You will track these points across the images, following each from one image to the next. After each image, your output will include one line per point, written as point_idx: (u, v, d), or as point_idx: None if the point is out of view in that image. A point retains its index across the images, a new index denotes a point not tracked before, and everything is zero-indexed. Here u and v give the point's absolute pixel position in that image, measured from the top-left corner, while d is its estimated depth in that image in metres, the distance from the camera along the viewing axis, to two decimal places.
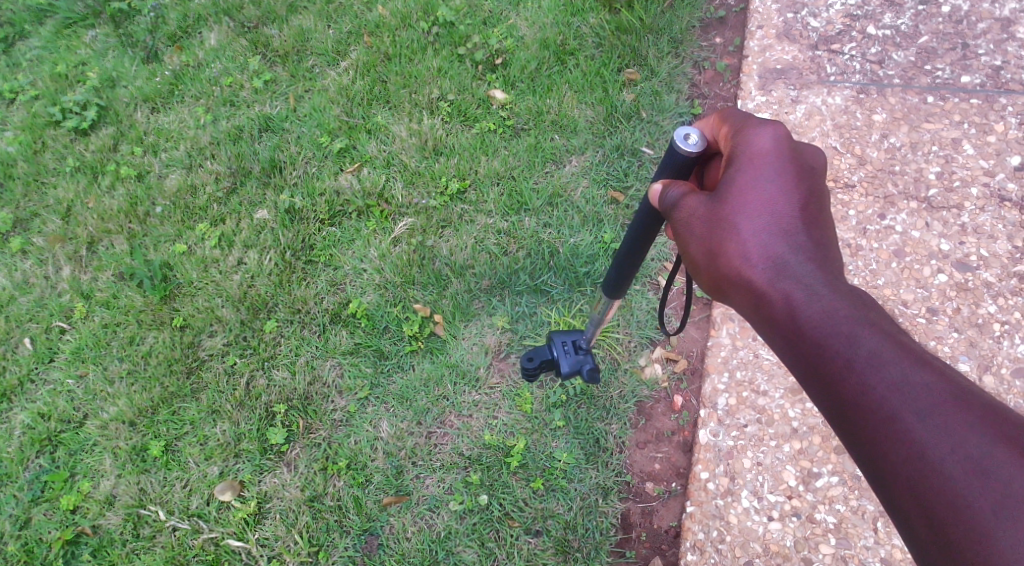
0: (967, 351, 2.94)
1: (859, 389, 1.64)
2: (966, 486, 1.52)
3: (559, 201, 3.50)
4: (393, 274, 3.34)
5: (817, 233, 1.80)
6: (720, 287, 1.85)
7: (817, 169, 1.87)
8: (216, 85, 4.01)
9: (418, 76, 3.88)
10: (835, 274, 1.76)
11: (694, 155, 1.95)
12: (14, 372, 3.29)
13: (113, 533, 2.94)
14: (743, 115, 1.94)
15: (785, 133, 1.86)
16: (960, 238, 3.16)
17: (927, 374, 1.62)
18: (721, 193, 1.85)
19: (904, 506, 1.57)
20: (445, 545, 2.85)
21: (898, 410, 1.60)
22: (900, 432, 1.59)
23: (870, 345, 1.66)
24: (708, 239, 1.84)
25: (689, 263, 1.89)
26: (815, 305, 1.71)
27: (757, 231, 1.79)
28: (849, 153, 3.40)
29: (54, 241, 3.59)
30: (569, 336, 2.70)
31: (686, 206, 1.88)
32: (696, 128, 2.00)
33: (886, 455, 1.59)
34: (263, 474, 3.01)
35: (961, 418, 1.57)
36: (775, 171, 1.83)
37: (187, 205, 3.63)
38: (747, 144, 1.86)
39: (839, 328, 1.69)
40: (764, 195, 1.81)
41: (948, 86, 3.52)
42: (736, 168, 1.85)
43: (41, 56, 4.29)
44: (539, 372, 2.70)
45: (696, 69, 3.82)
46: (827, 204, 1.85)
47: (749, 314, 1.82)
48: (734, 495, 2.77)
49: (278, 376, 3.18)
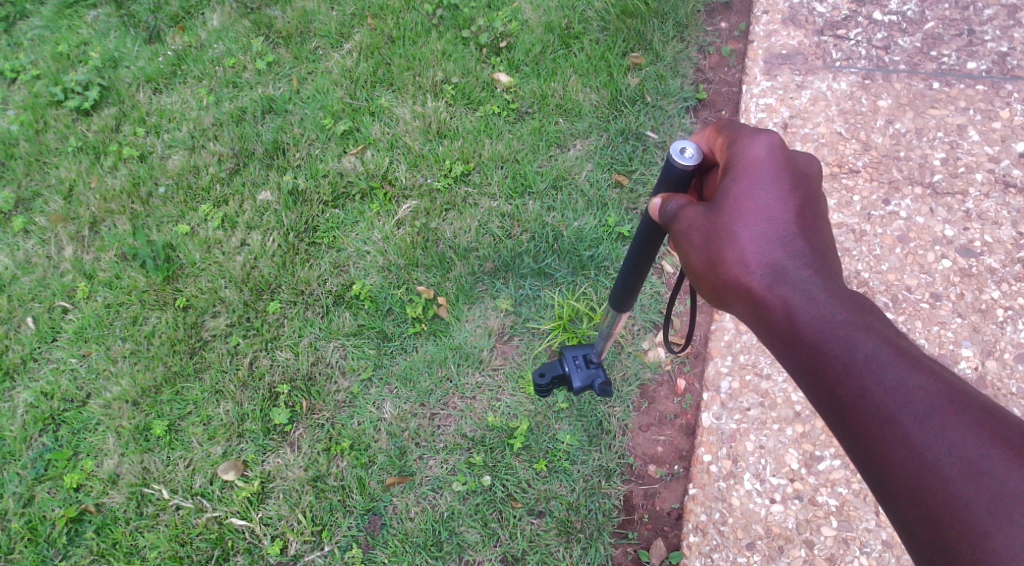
0: (970, 336, 2.94)
1: (857, 393, 1.59)
2: (963, 486, 1.49)
3: (563, 184, 3.50)
4: (396, 256, 3.34)
5: (815, 237, 1.70)
6: (719, 294, 1.75)
7: (811, 175, 1.78)
8: (219, 66, 4.00)
9: (422, 59, 3.86)
10: (834, 278, 1.68)
11: (692, 168, 1.88)
12: (17, 351, 3.29)
13: (116, 511, 2.95)
14: (737, 125, 1.86)
15: (780, 140, 1.78)
16: (964, 223, 3.16)
17: (925, 377, 1.58)
18: (718, 201, 1.76)
19: (903, 508, 1.54)
20: (448, 525, 2.85)
21: (896, 413, 1.56)
22: (898, 434, 1.55)
23: (868, 349, 1.61)
24: (706, 247, 1.75)
25: (688, 271, 1.79)
26: (814, 310, 1.65)
27: (755, 236, 1.70)
28: (854, 139, 3.40)
29: (56, 221, 3.58)
30: (579, 349, 2.61)
31: (684, 217, 1.79)
32: (691, 141, 1.93)
33: (884, 459, 1.56)
34: (266, 454, 3.01)
35: (957, 420, 1.54)
36: (771, 177, 1.74)
37: (190, 186, 3.62)
38: (741, 152, 1.79)
39: (837, 333, 1.63)
40: (761, 201, 1.72)
41: (954, 72, 3.51)
42: (731, 178, 1.77)
43: (42, 36, 4.28)
44: (551, 388, 2.62)
45: (701, 54, 3.81)
46: (824, 208, 1.76)
47: (749, 322, 1.73)
48: (736, 478, 2.79)
49: (281, 357, 3.18)
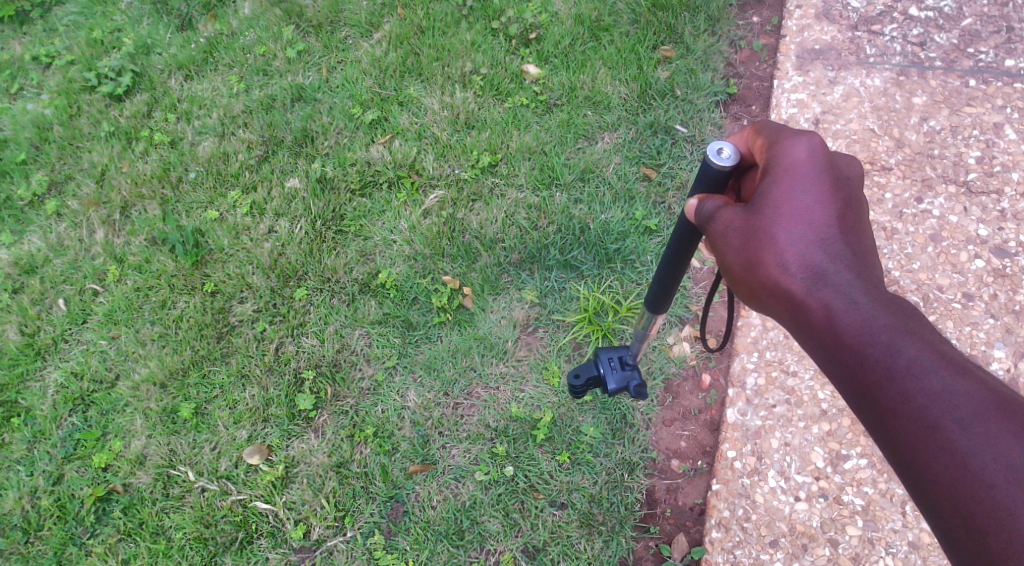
0: (1003, 338, 2.89)
1: (899, 398, 1.54)
2: (1009, 494, 1.43)
3: (591, 177, 3.49)
4: (422, 245, 3.35)
5: (856, 241, 1.68)
6: (758, 296, 1.72)
7: (852, 179, 1.75)
8: (250, 53, 4.03)
9: (452, 49, 3.87)
10: (875, 282, 1.64)
11: (728, 169, 1.84)
12: (49, 331, 3.34)
13: (143, 491, 2.98)
14: (777, 127, 1.83)
15: (820, 142, 1.74)
16: (999, 223, 3.11)
17: (970, 383, 1.52)
18: (757, 202, 1.73)
19: (946, 516, 1.48)
20: (470, 514, 2.86)
21: (939, 419, 1.50)
22: (940, 440, 1.50)
23: (910, 354, 1.56)
24: (744, 249, 1.72)
25: (725, 273, 1.77)
26: (854, 314, 1.61)
27: (794, 238, 1.68)
28: (887, 135, 3.36)
29: (88, 204, 3.63)
30: (615, 351, 2.57)
31: (722, 218, 1.76)
32: (729, 141, 1.90)
33: (926, 464, 1.50)
34: (291, 440, 3.03)
35: (1004, 427, 1.47)
36: (812, 180, 1.71)
37: (220, 172, 3.65)
38: (781, 154, 1.75)
39: (878, 337, 1.58)
40: (802, 204, 1.69)
41: (991, 70, 3.46)
42: (770, 180, 1.74)
43: (77, 22, 4.35)
44: (586, 389, 2.60)
45: (732, 48, 3.78)
46: (865, 213, 1.73)
47: (788, 325, 1.70)
48: (761, 474, 2.77)
49: (307, 344, 3.20)
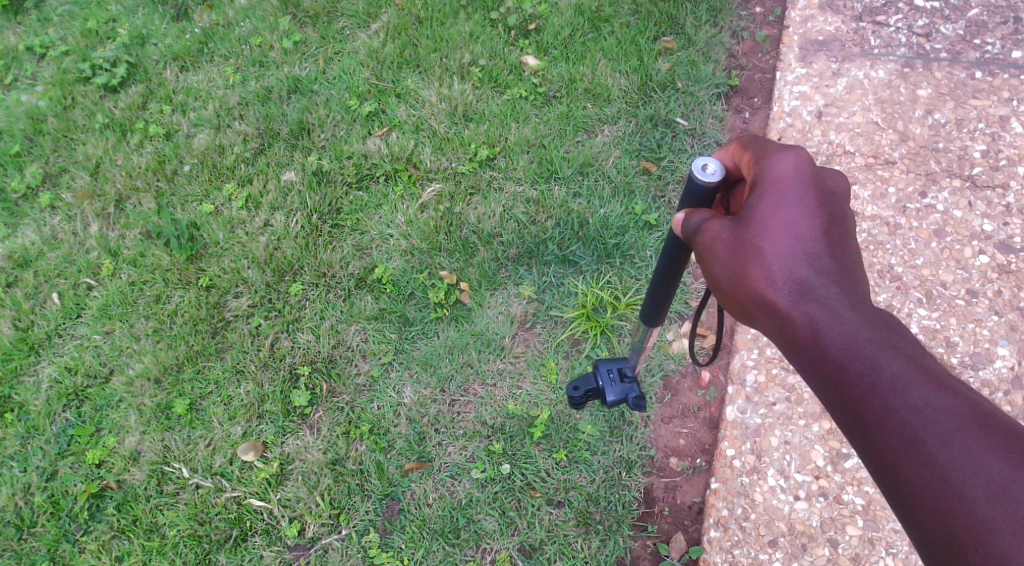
0: (1007, 335, 2.85)
1: (882, 413, 1.50)
2: (988, 509, 1.39)
3: (590, 170, 3.44)
4: (419, 240, 3.32)
5: (841, 255, 1.64)
6: (744, 310, 1.68)
7: (839, 194, 1.71)
8: (246, 44, 3.98)
9: (450, 40, 3.82)
10: (861, 296, 1.60)
11: (715, 184, 1.79)
12: (43, 326, 3.31)
13: (137, 488, 2.96)
14: (764, 141, 1.78)
15: (808, 157, 1.70)
16: (1004, 218, 3.06)
17: (952, 399, 1.49)
18: (745, 215, 1.69)
19: (926, 531, 1.44)
20: (466, 512, 2.83)
21: (921, 434, 1.47)
22: (921, 455, 1.46)
23: (893, 368, 1.52)
24: (730, 262, 1.68)
25: (713, 286, 1.73)
26: (838, 328, 1.57)
27: (780, 252, 1.64)
28: (891, 128, 3.31)
29: (82, 197, 3.59)
30: (614, 363, 2.57)
31: (709, 231, 1.72)
32: (716, 156, 1.85)
33: (908, 479, 1.46)
34: (287, 436, 3.00)
35: (985, 442, 1.44)
36: (799, 195, 1.67)
37: (215, 165, 3.61)
38: (769, 168, 1.71)
39: (862, 351, 1.55)
40: (788, 217, 1.65)
41: (997, 62, 3.41)
42: (756, 194, 1.70)
43: (71, 11, 4.30)
44: (586, 401, 2.58)
45: (734, 39, 3.72)
46: (853, 228, 1.69)
47: (774, 339, 1.66)
48: (760, 473, 2.74)
49: (302, 339, 3.17)
